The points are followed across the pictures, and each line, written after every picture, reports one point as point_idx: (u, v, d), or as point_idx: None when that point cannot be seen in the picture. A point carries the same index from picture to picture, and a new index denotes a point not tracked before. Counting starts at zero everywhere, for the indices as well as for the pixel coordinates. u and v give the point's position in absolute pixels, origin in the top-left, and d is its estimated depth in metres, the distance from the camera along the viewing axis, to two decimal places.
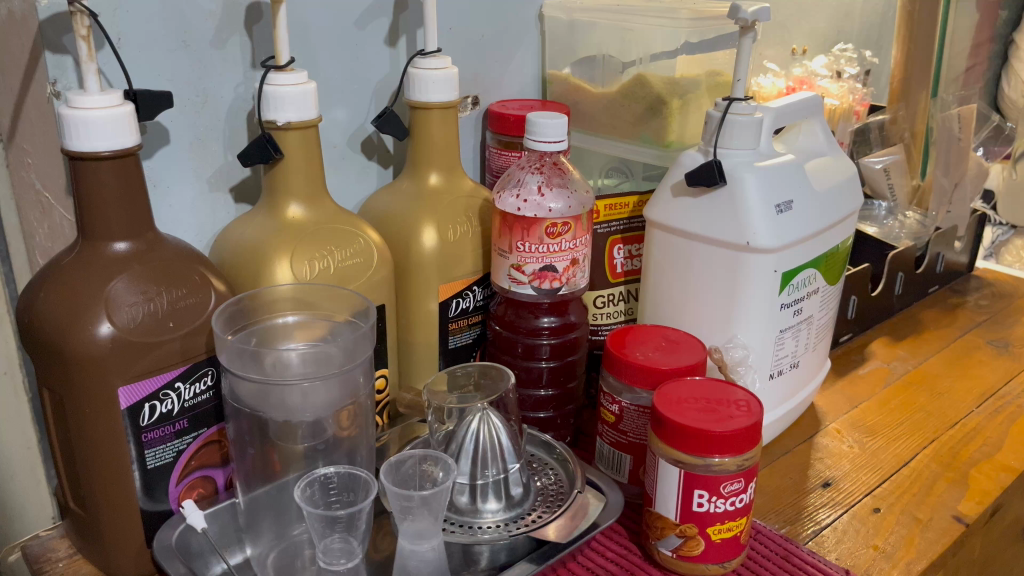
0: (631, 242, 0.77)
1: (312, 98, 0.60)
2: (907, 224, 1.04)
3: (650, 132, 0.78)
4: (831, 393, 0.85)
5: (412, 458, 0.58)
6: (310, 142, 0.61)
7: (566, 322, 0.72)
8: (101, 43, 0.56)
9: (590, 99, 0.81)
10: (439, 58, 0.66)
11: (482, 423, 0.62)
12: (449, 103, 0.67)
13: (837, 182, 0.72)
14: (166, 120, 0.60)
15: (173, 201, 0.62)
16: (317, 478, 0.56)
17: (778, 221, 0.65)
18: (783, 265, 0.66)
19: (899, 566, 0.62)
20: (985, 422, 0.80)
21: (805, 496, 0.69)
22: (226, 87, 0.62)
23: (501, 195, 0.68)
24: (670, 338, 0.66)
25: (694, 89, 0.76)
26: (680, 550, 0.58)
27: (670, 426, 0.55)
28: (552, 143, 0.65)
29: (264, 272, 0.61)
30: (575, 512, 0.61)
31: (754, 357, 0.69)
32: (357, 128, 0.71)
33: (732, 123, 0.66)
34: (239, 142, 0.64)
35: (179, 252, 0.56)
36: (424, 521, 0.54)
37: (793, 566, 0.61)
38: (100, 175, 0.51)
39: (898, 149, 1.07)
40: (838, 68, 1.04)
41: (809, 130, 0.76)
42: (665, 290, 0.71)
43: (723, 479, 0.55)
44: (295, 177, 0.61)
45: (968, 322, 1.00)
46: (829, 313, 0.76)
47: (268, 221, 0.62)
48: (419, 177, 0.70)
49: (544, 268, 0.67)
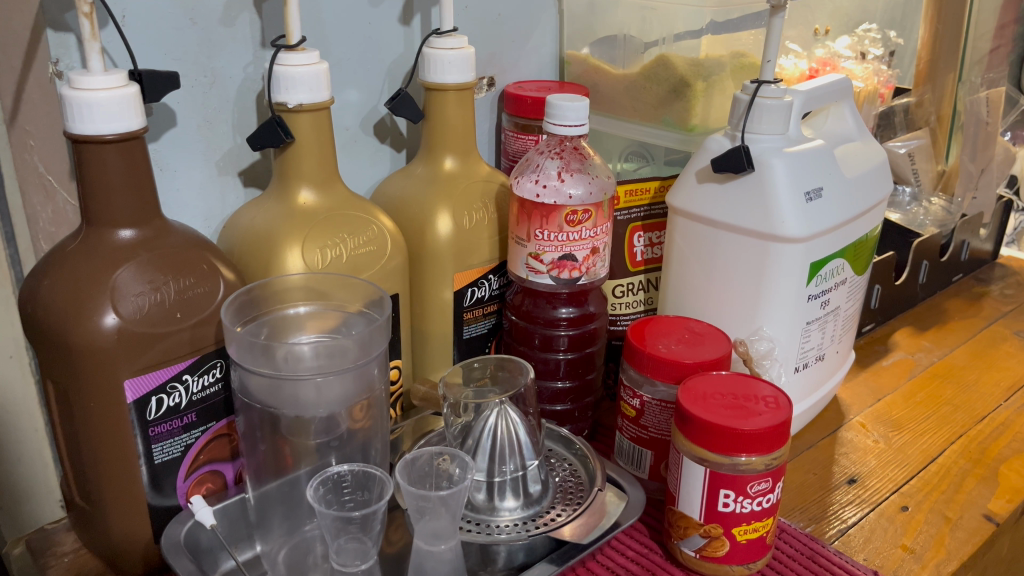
0: (651, 229, 0.74)
1: (324, 78, 0.57)
2: (933, 211, 1.01)
3: (672, 115, 0.75)
4: (855, 386, 0.83)
5: (426, 456, 0.55)
6: (321, 125, 0.59)
7: (584, 312, 0.70)
8: (105, 21, 0.53)
9: (609, 81, 0.79)
10: (455, 38, 0.64)
11: (499, 418, 0.60)
12: (465, 85, 0.65)
13: (868, 168, 0.70)
14: (173, 102, 0.58)
15: (180, 184, 0.60)
16: (330, 476, 0.53)
17: (808, 209, 0.62)
18: (812, 255, 0.64)
19: (929, 567, 0.60)
20: (1014, 417, 0.78)
21: (830, 492, 0.68)
22: (236, 66, 0.60)
23: (519, 180, 0.66)
24: (693, 330, 0.64)
25: (718, 71, 0.73)
26: (703, 550, 0.56)
27: (696, 424, 0.53)
28: (571, 127, 0.62)
29: (274, 260, 0.59)
30: (594, 510, 0.59)
31: (779, 350, 0.67)
32: (370, 110, 0.69)
33: (761, 106, 0.63)
34: (249, 125, 0.62)
35: (187, 239, 0.54)
36: (442, 520, 0.52)
37: (820, 568, 0.59)
38: (106, 159, 0.49)
39: (925, 132, 1.04)
40: (862, 49, 1.01)
41: (837, 113, 0.73)
42: (687, 279, 0.69)
43: (751, 479, 0.53)
44: (306, 162, 0.59)
45: (993, 312, 0.97)
46: (856, 304, 0.74)
47: (277, 207, 0.60)
48: (433, 161, 0.67)
49: (563, 257, 0.65)
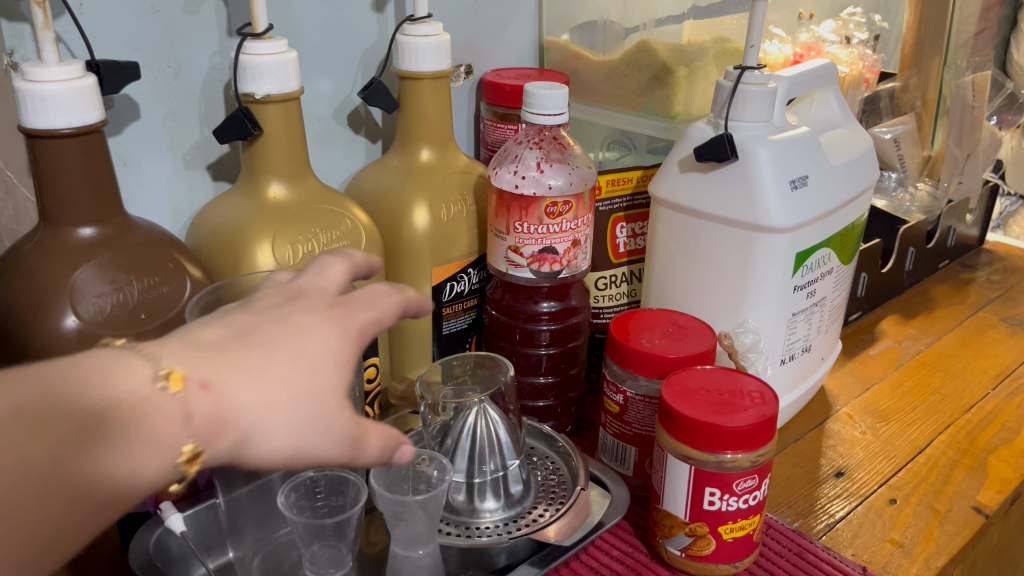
0: (634, 220, 0.73)
1: (292, 68, 0.55)
2: (918, 197, 1.00)
3: (654, 103, 0.73)
4: (841, 376, 0.82)
5: (402, 460, 0.53)
6: (291, 116, 0.57)
7: (567, 306, 0.69)
8: (60, 11, 0.51)
9: (591, 68, 0.77)
10: (429, 24, 0.62)
11: (479, 417, 0.58)
12: (441, 73, 0.63)
13: (854, 155, 0.68)
14: (136, 93, 0.56)
15: (145, 179, 0.58)
16: (302, 481, 0.52)
17: (793, 198, 0.61)
18: (798, 245, 0.63)
19: (918, 562, 0.59)
20: (1002, 405, 0.77)
21: (818, 486, 0.66)
22: (201, 56, 0.58)
23: (497, 171, 0.64)
24: (677, 323, 0.63)
25: (701, 57, 0.71)
26: (689, 549, 0.55)
27: (680, 421, 0.52)
28: (551, 116, 0.61)
29: (244, 257, 0.57)
30: (578, 509, 0.58)
31: (765, 342, 0.65)
32: (343, 100, 0.67)
33: (744, 93, 0.62)
34: (216, 116, 0.60)
35: (151, 237, 0.52)
36: (419, 525, 0.50)
37: (808, 564, 0.58)
38: (62, 155, 0.47)
39: (910, 117, 1.03)
40: (846, 33, 1.00)
41: (822, 99, 0.72)
42: (671, 271, 0.67)
43: (737, 476, 0.52)
44: (276, 154, 0.57)
45: (980, 299, 0.97)
46: (842, 294, 0.72)
47: (247, 202, 0.58)
48: (409, 152, 0.65)
49: (543, 250, 0.63)
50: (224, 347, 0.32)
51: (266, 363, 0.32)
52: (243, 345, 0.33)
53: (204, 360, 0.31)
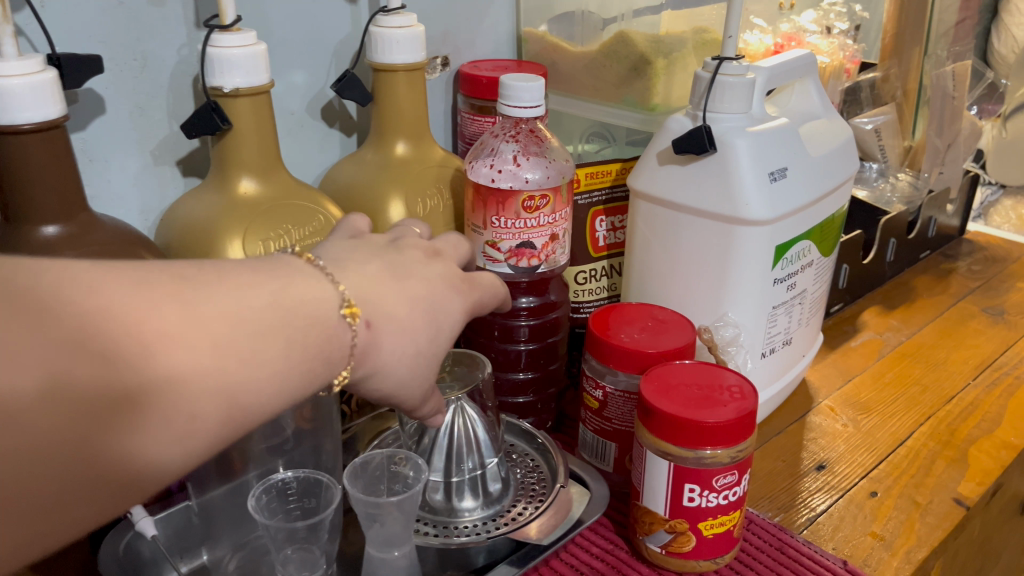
0: (614, 213, 0.72)
1: (262, 60, 0.54)
2: (899, 187, 1.00)
3: (633, 94, 0.72)
4: (823, 368, 0.81)
5: (379, 458, 0.53)
6: (261, 110, 0.55)
7: (546, 301, 0.68)
8: (20, 4, 0.50)
9: (569, 60, 0.76)
10: (403, 16, 0.61)
11: (457, 415, 0.57)
12: (415, 65, 0.62)
13: (833, 146, 0.68)
14: (101, 88, 0.54)
15: (112, 176, 0.57)
16: (274, 483, 0.52)
17: (773, 190, 0.60)
18: (778, 237, 0.62)
19: (899, 555, 0.58)
20: (982, 396, 0.77)
21: (799, 480, 0.66)
22: (168, 49, 0.56)
23: (474, 165, 0.63)
24: (657, 317, 0.62)
25: (680, 48, 0.71)
26: (669, 546, 0.54)
27: (659, 417, 0.51)
28: (527, 109, 0.60)
29: (214, 254, 0.55)
30: (557, 507, 0.57)
31: (745, 336, 0.65)
32: (316, 93, 0.66)
33: (722, 84, 0.61)
34: (185, 111, 0.59)
35: (117, 235, 0.51)
36: (394, 527, 0.50)
37: (789, 559, 0.57)
38: (23, 151, 0.46)
39: (890, 108, 1.02)
40: (827, 23, 0.99)
41: (802, 90, 0.71)
42: (651, 265, 0.66)
43: (716, 472, 0.51)
44: (246, 149, 0.56)
45: (961, 289, 0.97)
46: (823, 286, 0.72)
47: (217, 198, 0.56)
48: (384, 146, 0.64)
49: (521, 245, 0.62)
50: (376, 280, 0.40)
51: (411, 304, 0.40)
52: (384, 278, 0.40)
53: (367, 289, 0.39)
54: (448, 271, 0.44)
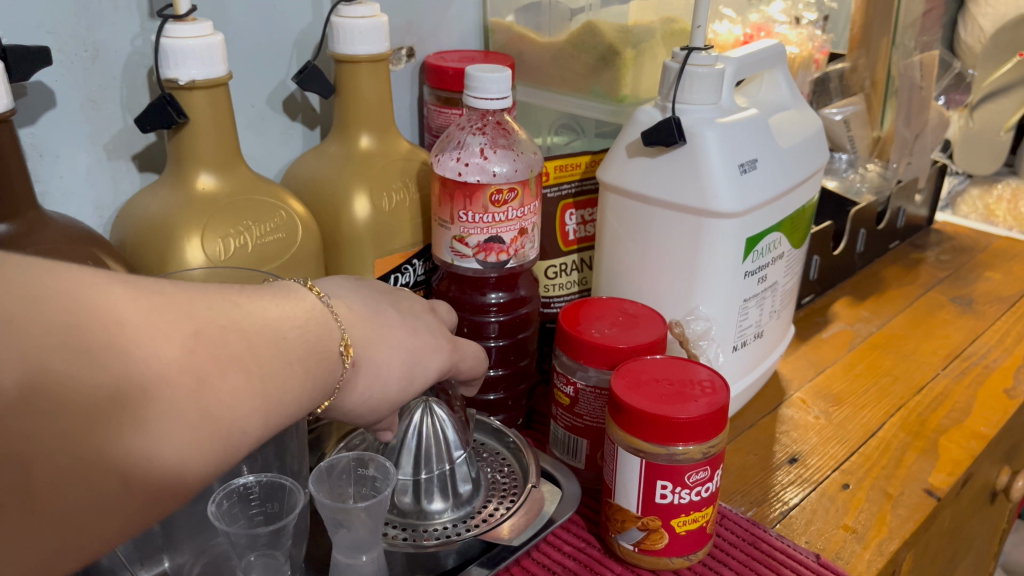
0: (584, 206, 0.71)
1: (219, 51, 0.52)
2: (868, 177, 1.01)
3: (601, 85, 0.72)
4: (795, 360, 0.81)
5: (346, 462, 0.52)
6: (219, 102, 0.54)
7: (515, 297, 0.67)
8: None
9: (536, 50, 0.75)
10: (365, 6, 0.59)
11: (426, 415, 0.57)
12: (378, 56, 0.60)
13: (803, 137, 0.67)
14: (50, 80, 0.52)
15: (64, 170, 0.55)
16: (236, 488, 0.51)
17: (742, 182, 0.59)
18: (748, 230, 0.61)
19: (871, 548, 0.58)
20: (952, 385, 0.77)
21: (772, 473, 0.66)
22: (120, 39, 0.54)
23: (441, 158, 0.62)
24: (628, 312, 0.62)
25: (648, 38, 0.69)
26: (642, 543, 0.54)
27: (629, 414, 0.51)
28: (494, 100, 0.59)
29: (171, 252, 0.54)
30: (529, 508, 0.56)
31: (716, 329, 0.64)
32: (277, 85, 0.64)
33: (691, 74, 0.60)
34: (140, 103, 0.57)
35: (68, 234, 0.49)
36: (362, 531, 0.49)
37: (762, 554, 0.57)
38: None
39: (859, 98, 1.01)
40: (796, 13, 0.99)
41: (771, 80, 0.70)
42: (621, 258, 0.66)
43: (688, 469, 0.51)
44: (204, 143, 0.54)
45: (930, 279, 0.97)
46: (794, 278, 0.71)
47: (174, 194, 0.55)
48: (348, 139, 0.63)
49: (489, 240, 0.61)
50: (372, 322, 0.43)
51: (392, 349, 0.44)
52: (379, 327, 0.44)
53: (357, 332, 0.42)
54: (434, 325, 0.48)
